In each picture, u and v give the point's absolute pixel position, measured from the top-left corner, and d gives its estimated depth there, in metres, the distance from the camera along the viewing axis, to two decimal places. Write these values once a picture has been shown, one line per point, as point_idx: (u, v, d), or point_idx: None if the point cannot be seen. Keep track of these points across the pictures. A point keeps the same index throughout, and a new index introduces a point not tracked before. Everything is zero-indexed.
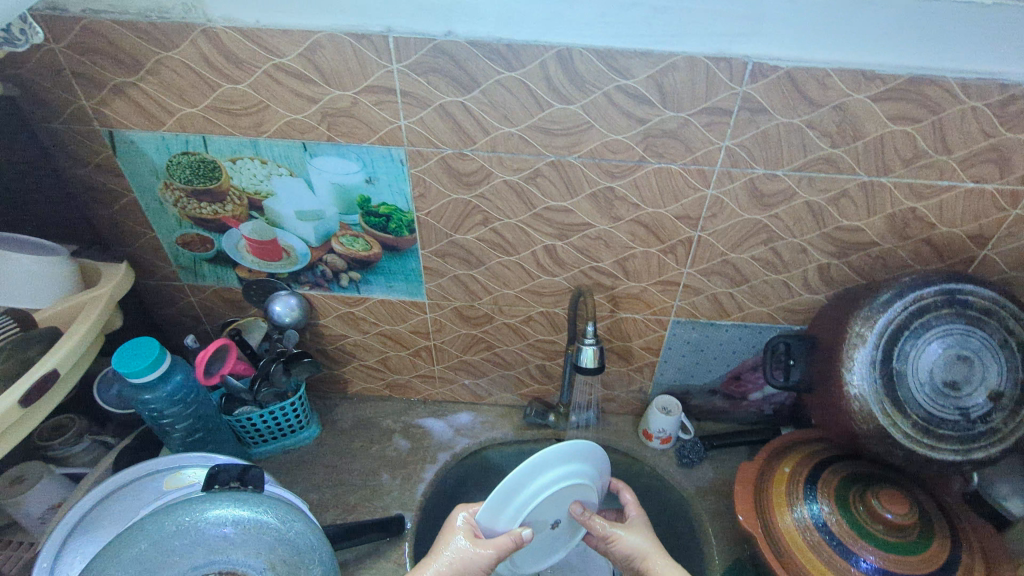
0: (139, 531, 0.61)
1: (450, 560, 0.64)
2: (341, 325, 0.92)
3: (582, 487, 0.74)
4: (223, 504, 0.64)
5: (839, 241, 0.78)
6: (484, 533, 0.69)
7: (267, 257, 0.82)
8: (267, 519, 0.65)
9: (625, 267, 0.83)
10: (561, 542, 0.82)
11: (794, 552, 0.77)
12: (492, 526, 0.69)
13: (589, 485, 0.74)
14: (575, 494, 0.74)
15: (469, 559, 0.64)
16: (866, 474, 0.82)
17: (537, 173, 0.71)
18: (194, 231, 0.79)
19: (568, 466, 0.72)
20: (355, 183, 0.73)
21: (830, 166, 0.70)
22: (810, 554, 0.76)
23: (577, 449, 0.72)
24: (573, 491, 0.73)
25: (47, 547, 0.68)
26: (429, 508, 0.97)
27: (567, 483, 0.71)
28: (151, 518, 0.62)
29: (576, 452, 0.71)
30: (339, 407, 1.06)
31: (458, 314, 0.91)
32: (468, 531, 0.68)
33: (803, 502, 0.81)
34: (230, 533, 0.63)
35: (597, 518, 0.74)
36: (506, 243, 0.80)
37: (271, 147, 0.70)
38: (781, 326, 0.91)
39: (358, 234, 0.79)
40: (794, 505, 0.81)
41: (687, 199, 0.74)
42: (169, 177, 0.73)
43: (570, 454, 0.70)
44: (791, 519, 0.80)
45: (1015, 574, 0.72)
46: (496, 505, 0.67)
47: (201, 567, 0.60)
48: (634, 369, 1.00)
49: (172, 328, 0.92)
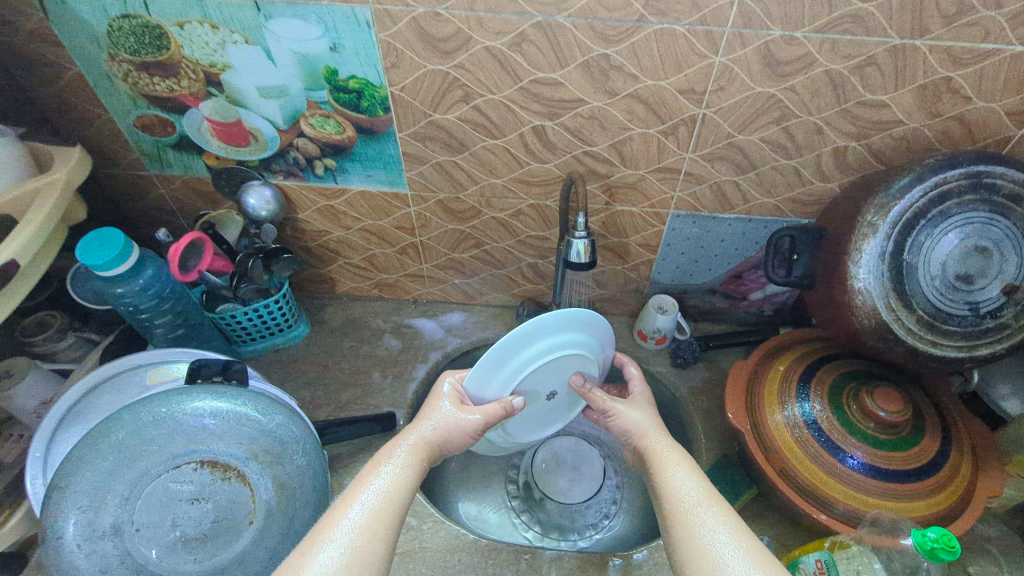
0: (115, 421, 0.58)
1: (434, 427, 0.63)
2: (322, 220, 0.88)
3: (577, 356, 0.73)
4: (202, 397, 0.62)
5: (860, 119, 0.70)
6: (472, 399, 0.69)
7: (234, 142, 0.76)
8: (248, 411, 0.64)
9: (622, 152, 0.76)
10: (558, 414, 0.83)
11: (782, 449, 0.76)
12: (481, 394, 0.68)
13: (584, 354, 0.72)
14: (570, 362, 0.73)
15: (455, 424, 0.64)
16: (862, 372, 0.80)
17: (522, 37, 0.63)
18: (151, 112, 0.72)
19: (562, 336, 0.70)
20: (320, 52, 0.65)
21: (858, 25, 0.61)
22: (798, 450, 0.75)
23: (573, 319, 0.69)
24: (568, 360, 0.73)
25: (36, 438, 0.67)
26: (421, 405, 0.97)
27: (560, 351, 0.70)
28: (127, 409, 0.59)
29: (573, 321, 0.69)
30: (329, 307, 1.05)
31: (443, 207, 0.86)
32: (455, 398, 0.67)
33: (795, 400, 0.79)
34: (211, 424, 0.61)
35: (597, 390, 0.73)
36: (491, 123, 0.73)
37: (220, 7, 0.61)
38: (787, 219, 0.85)
39: (329, 115, 0.72)
40: (785, 404, 0.79)
41: (691, 68, 0.66)
42: (112, 47, 0.65)
43: (570, 320, 0.69)
44: (781, 417, 0.78)
45: (1001, 466, 0.72)
46: (488, 371, 0.66)
47: (183, 455, 0.59)
48: (630, 267, 0.96)
49: (148, 221, 0.88)
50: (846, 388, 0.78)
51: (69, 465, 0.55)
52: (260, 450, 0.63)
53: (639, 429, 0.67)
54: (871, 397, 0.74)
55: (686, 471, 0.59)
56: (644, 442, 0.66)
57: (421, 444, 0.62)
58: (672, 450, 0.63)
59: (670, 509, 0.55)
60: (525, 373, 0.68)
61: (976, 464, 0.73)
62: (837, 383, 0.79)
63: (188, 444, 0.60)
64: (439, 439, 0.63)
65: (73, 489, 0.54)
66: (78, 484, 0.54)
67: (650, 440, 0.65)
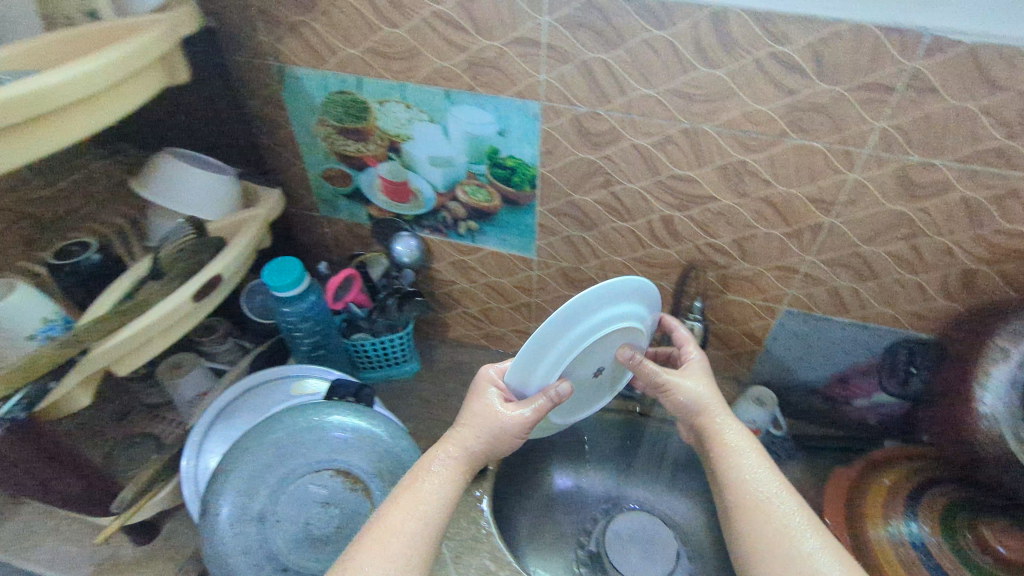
0: (277, 422, 0.70)
1: (477, 435, 0.61)
2: (452, 271, 0.98)
3: (631, 329, 0.66)
4: (344, 412, 0.72)
5: (995, 246, 0.71)
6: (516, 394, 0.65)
7: (397, 197, 0.88)
8: (379, 433, 0.72)
9: (743, 247, 0.80)
10: (604, 389, 0.79)
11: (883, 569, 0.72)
12: (525, 387, 0.63)
13: (638, 328, 0.65)
14: (621, 335, 0.66)
15: (503, 422, 0.61)
16: (980, 502, 0.76)
17: (668, 140, 0.71)
18: (338, 166, 0.86)
19: (614, 308, 0.62)
20: (488, 134, 0.76)
21: (1002, 160, 0.63)
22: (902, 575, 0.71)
23: (626, 287, 0.61)
24: (619, 336, 0.65)
25: (198, 426, 0.78)
26: (511, 456, 1.01)
27: (611, 326, 0.62)
28: (286, 413, 0.71)
29: (624, 290, 0.61)
30: (437, 348, 1.13)
31: (563, 274, 0.93)
32: (500, 395, 0.64)
33: (901, 520, 0.76)
34: (348, 439, 0.70)
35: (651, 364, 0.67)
36: (624, 207, 0.80)
37: (417, 93, 0.73)
38: (904, 333, 0.84)
39: (482, 185, 0.83)
40: (889, 522, 0.76)
41: (824, 181, 0.70)
42: (324, 114, 0.79)
43: (606, 289, 0.59)
44: (884, 535, 0.75)
45: None
46: (535, 356, 0.59)
47: (322, 462, 0.68)
48: (732, 354, 0.98)
49: (308, 252, 1.01)
50: (957, 517, 0.75)
51: (237, 452, 0.67)
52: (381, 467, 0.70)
53: (700, 404, 0.66)
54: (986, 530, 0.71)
55: (761, 472, 0.59)
56: (705, 419, 0.65)
57: (466, 456, 0.61)
58: (743, 440, 0.62)
59: (745, 520, 0.55)
60: (570, 359, 0.62)
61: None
62: (948, 509, 0.76)
63: (328, 453, 0.69)
64: (487, 446, 0.62)
65: (235, 472, 0.66)
66: (240, 469, 0.66)
67: (718, 425, 0.64)
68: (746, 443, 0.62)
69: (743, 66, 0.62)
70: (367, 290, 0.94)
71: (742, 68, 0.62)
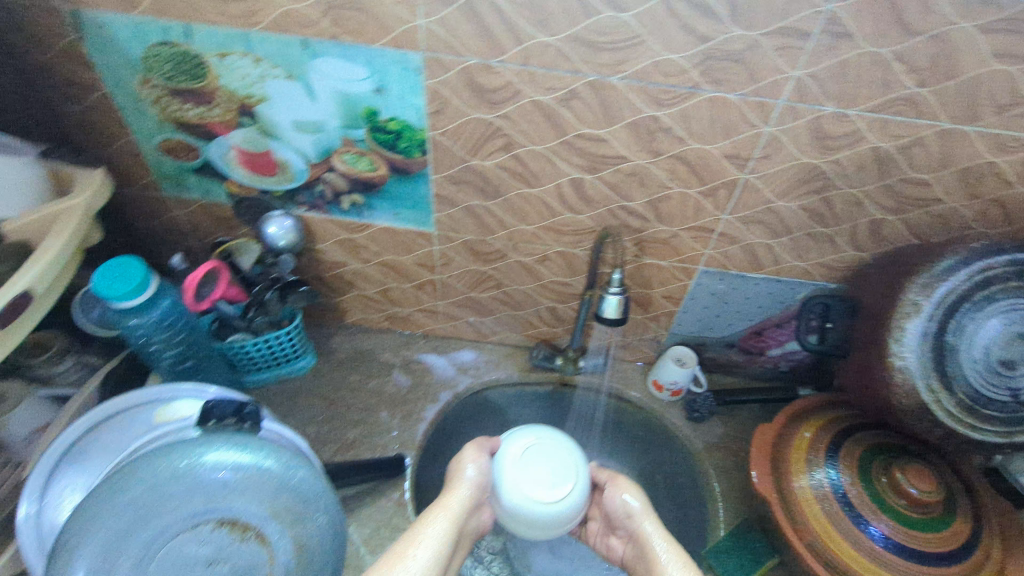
0: (132, 474, 0.53)
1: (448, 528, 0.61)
2: (340, 253, 0.84)
3: None
4: (221, 448, 0.56)
5: (899, 195, 0.70)
6: None
7: (261, 172, 0.73)
8: (268, 465, 0.57)
9: (658, 209, 0.74)
10: None
11: (802, 510, 0.72)
12: None
13: None
14: None
15: None
16: (892, 447, 0.74)
17: (573, 95, 0.62)
18: (179, 137, 0.70)
19: None
20: (363, 92, 0.64)
21: (911, 108, 0.61)
22: (817, 508, 0.71)
23: None
24: None
25: None
26: (448, 423, 0.93)
27: None
28: (144, 459, 0.54)
29: None
30: (336, 338, 0.96)
31: (467, 247, 0.82)
32: None
33: (822, 465, 0.74)
34: (228, 479, 0.55)
35: None
36: (531, 172, 0.71)
37: (265, 43, 0.60)
38: (815, 284, 0.83)
39: (363, 152, 0.70)
40: (813, 465, 0.74)
41: (739, 136, 0.65)
42: (148, 72, 0.64)
43: None
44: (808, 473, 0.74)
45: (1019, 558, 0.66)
46: None
47: (198, 514, 0.53)
48: (650, 319, 0.92)
49: (158, 245, 0.85)
50: (873, 465, 0.73)
51: None
52: (282, 504, 0.56)
53: None
54: (899, 472, 0.70)
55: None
56: None
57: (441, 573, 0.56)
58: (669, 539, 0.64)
59: None
60: None
61: (1008, 551, 0.67)
62: (867, 457, 0.74)
63: (205, 503, 0.54)
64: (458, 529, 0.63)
65: (77, 548, 0.50)
66: (89, 510, 0.52)
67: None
68: (648, 517, 0.68)
69: (652, 9, 0.55)
70: (240, 282, 0.79)
71: (651, 10, 0.55)
